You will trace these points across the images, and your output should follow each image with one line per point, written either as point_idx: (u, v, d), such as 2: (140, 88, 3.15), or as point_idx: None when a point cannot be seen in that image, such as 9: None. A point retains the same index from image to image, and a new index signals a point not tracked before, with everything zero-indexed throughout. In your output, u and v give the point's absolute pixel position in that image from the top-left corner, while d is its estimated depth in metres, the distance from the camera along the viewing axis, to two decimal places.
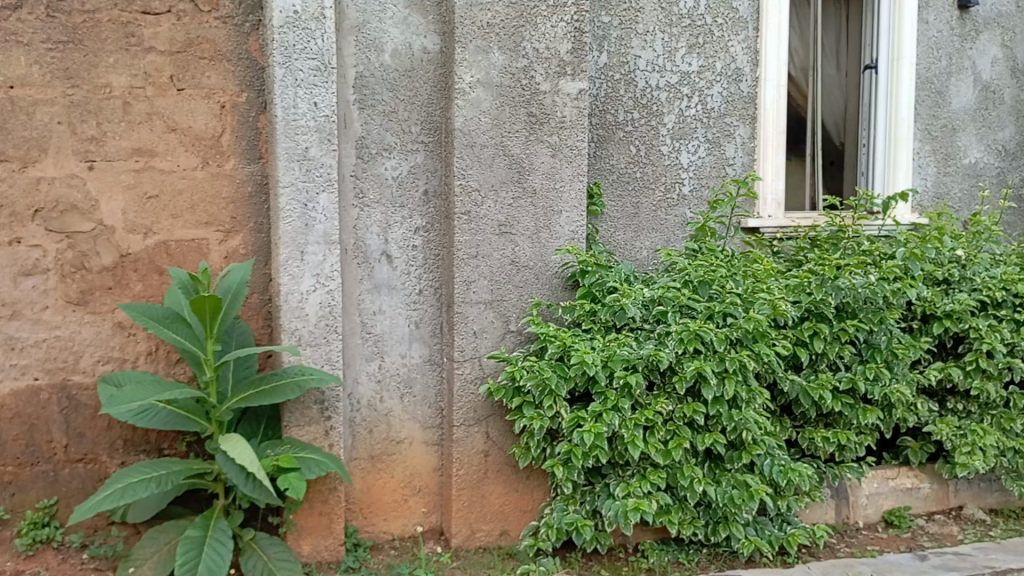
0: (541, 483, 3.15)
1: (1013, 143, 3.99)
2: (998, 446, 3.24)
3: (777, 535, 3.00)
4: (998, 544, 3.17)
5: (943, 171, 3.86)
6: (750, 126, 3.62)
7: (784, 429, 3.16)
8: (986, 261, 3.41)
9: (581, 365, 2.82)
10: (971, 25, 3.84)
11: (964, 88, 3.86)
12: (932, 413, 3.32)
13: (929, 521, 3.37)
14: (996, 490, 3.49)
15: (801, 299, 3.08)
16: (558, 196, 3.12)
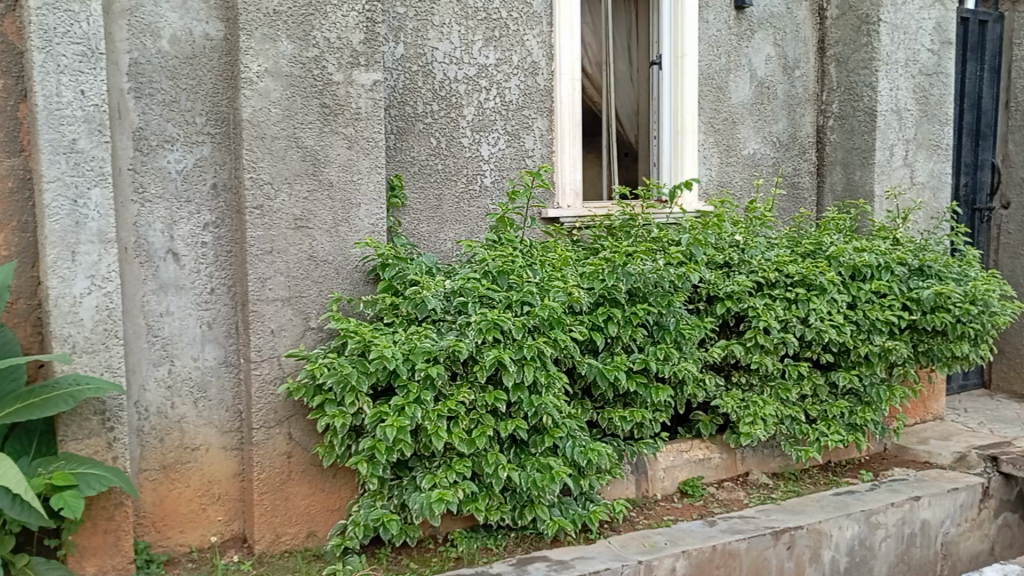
0: (349, 481, 3.11)
1: (786, 135, 4.33)
2: (777, 414, 3.55)
3: (580, 513, 3.11)
4: (778, 506, 3.45)
5: (725, 162, 4.15)
6: (547, 119, 3.73)
7: (585, 411, 3.29)
8: (761, 245, 3.70)
9: (381, 359, 2.78)
10: (747, 25, 4.14)
11: (742, 84, 4.16)
12: (719, 388, 3.56)
13: (719, 488, 3.63)
14: (777, 455, 3.80)
15: (595, 285, 3.21)
16: (355, 188, 3.06)
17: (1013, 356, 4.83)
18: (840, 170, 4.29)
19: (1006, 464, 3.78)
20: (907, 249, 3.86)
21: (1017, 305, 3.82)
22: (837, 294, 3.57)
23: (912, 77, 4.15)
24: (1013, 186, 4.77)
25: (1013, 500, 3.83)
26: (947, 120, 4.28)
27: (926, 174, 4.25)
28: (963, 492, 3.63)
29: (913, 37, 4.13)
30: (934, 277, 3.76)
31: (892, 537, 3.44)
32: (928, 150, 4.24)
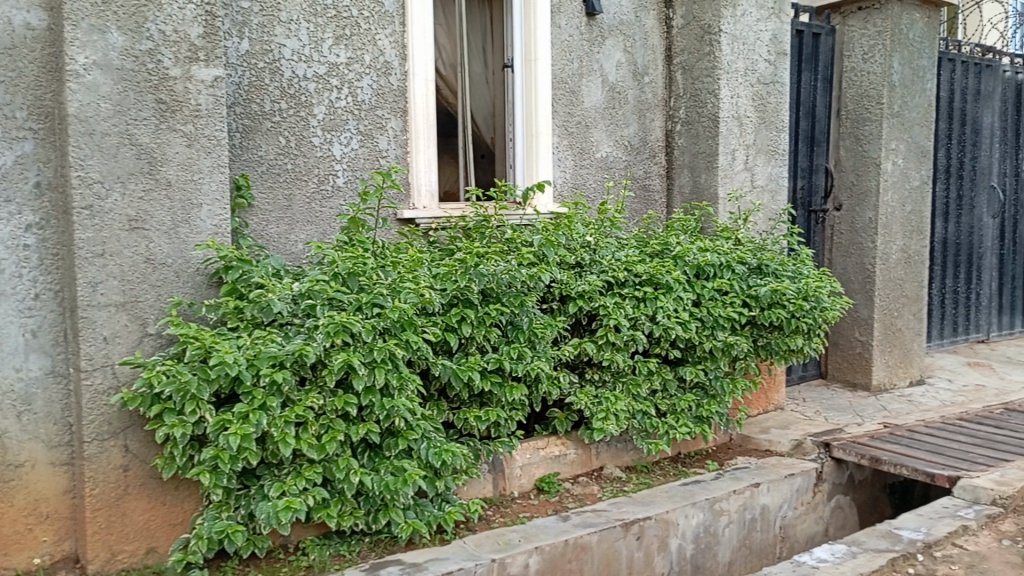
0: (192, 492, 2.98)
1: (636, 138, 4.48)
2: (628, 410, 3.66)
3: (435, 515, 3.10)
4: (629, 498, 3.56)
5: (579, 164, 4.25)
6: (401, 119, 3.71)
7: (440, 412, 3.29)
8: (611, 245, 3.82)
9: (222, 365, 2.68)
10: (598, 31, 4.26)
11: (594, 88, 4.27)
12: (573, 385, 3.64)
13: (574, 483, 3.72)
14: (630, 449, 3.93)
15: (447, 286, 3.20)
16: (196, 187, 2.94)
17: (846, 348, 5.14)
18: (687, 173, 4.48)
19: (837, 449, 4.04)
20: (747, 248, 4.08)
21: (845, 301, 4.10)
22: (682, 292, 3.73)
23: (751, 85, 4.39)
24: (844, 189, 5.11)
25: (844, 482, 4.10)
26: (783, 127, 4.54)
27: (765, 177, 4.50)
28: (798, 477, 3.86)
29: (751, 48, 4.36)
30: (771, 275, 3.99)
31: (735, 523, 3.61)
32: (766, 155, 4.49)
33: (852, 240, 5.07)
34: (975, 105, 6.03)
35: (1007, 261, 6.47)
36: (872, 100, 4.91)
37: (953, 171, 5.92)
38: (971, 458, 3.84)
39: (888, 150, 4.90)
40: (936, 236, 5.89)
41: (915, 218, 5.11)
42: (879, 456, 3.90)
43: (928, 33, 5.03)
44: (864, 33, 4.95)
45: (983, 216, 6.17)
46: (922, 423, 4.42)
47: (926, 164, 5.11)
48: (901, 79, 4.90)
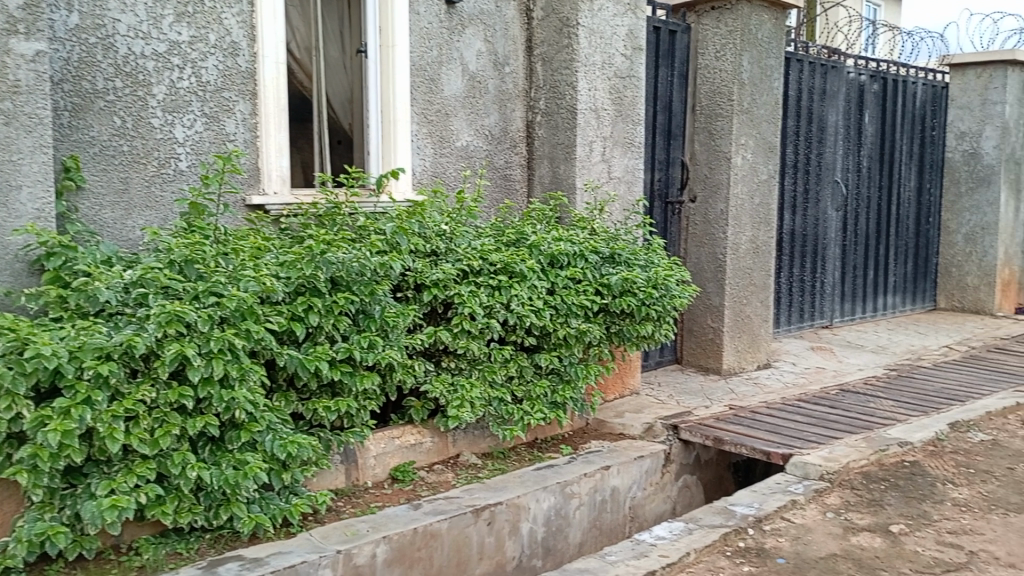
0: (13, 493, 2.79)
1: (497, 128, 4.50)
2: (484, 397, 3.69)
3: (281, 508, 3.03)
4: (482, 484, 3.59)
5: (438, 152, 4.24)
6: (250, 102, 3.58)
7: (288, 403, 3.21)
8: (467, 234, 3.84)
9: (40, 358, 2.53)
10: (457, 20, 4.25)
11: (454, 76, 4.27)
12: (429, 373, 3.64)
13: (429, 472, 3.71)
14: (487, 436, 3.97)
15: (292, 274, 3.13)
16: (15, 169, 2.76)
17: (700, 334, 5.36)
18: (546, 163, 4.54)
19: (684, 431, 4.22)
20: (601, 238, 4.18)
21: (692, 289, 4.28)
22: (536, 281, 3.78)
23: (607, 78, 4.49)
24: (698, 182, 5.32)
25: (692, 463, 4.29)
26: (638, 120, 4.67)
27: (621, 168, 4.62)
28: (647, 459, 4.01)
29: (607, 42, 4.47)
30: (623, 264, 4.11)
31: (586, 505, 3.71)
32: (623, 147, 4.62)
33: (705, 231, 5.29)
34: (821, 105, 6.39)
35: (849, 252, 6.91)
36: (723, 97, 5.13)
37: (800, 167, 6.27)
38: (805, 436, 4.08)
39: (738, 145, 5.13)
40: (784, 228, 6.22)
41: (763, 210, 5.37)
42: (722, 436, 4.11)
43: (776, 33, 5.27)
44: (716, 32, 5.16)
45: (828, 209, 6.56)
46: (765, 405, 4.67)
47: (773, 159, 5.37)
48: (751, 77, 5.13)
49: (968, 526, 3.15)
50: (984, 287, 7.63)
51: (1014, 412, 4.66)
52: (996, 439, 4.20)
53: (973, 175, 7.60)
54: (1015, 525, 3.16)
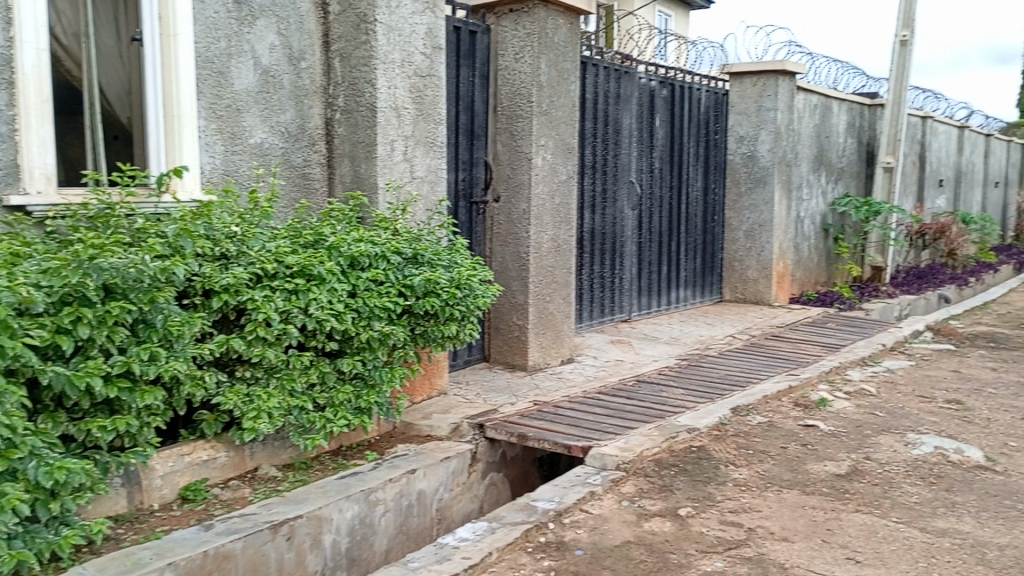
0: None
1: (294, 125, 4.31)
2: (283, 406, 3.52)
3: (49, 541, 2.74)
4: (282, 498, 3.43)
5: (230, 149, 4.01)
6: (6, 92, 3.21)
7: (57, 424, 2.91)
8: (260, 236, 3.65)
9: None
10: (247, 10, 4.03)
11: (244, 70, 4.04)
12: (221, 385, 3.42)
13: (223, 488, 3.50)
14: (288, 446, 3.81)
15: (56, 283, 2.84)
16: None
17: (506, 332, 5.44)
18: (347, 162, 4.42)
19: (490, 429, 4.27)
20: (403, 239, 4.11)
21: (495, 289, 4.32)
22: (336, 284, 3.66)
23: (407, 76, 4.44)
24: (501, 182, 5.39)
25: (498, 460, 4.34)
26: (440, 120, 4.66)
27: (423, 169, 4.59)
28: (453, 460, 4.01)
29: (407, 40, 4.42)
30: (426, 264, 4.07)
31: (391, 511, 3.65)
32: (425, 147, 4.59)
33: (509, 230, 5.37)
34: (616, 108, 6.69)
35: (644, 249, 7.28)
36: (523, 98, 5.23)
37: (598, 168, 6.53)
38: (603, 428, 4.25)
39: (538, 146, 5.24)
40: (584, 226, 6.45)
41: (564, 210, 5.53)
42: (526, 432, 4.19)
43: (571, 38, 5.44)
44: (515, 34, 5.25)
45: (624, 208, 6.89)
46: (567, 399, 4.82)
47: (572, 160, 5.55)
48: (548, 80, 5.26)
49: (747, 504, 3.39)
50: (763, 280, 8.30)
51: (787, 395, 5.10)
52: (771, 421, 4.57)
53: (751, 176, 8.25)
54: (786, 501, 3.44)
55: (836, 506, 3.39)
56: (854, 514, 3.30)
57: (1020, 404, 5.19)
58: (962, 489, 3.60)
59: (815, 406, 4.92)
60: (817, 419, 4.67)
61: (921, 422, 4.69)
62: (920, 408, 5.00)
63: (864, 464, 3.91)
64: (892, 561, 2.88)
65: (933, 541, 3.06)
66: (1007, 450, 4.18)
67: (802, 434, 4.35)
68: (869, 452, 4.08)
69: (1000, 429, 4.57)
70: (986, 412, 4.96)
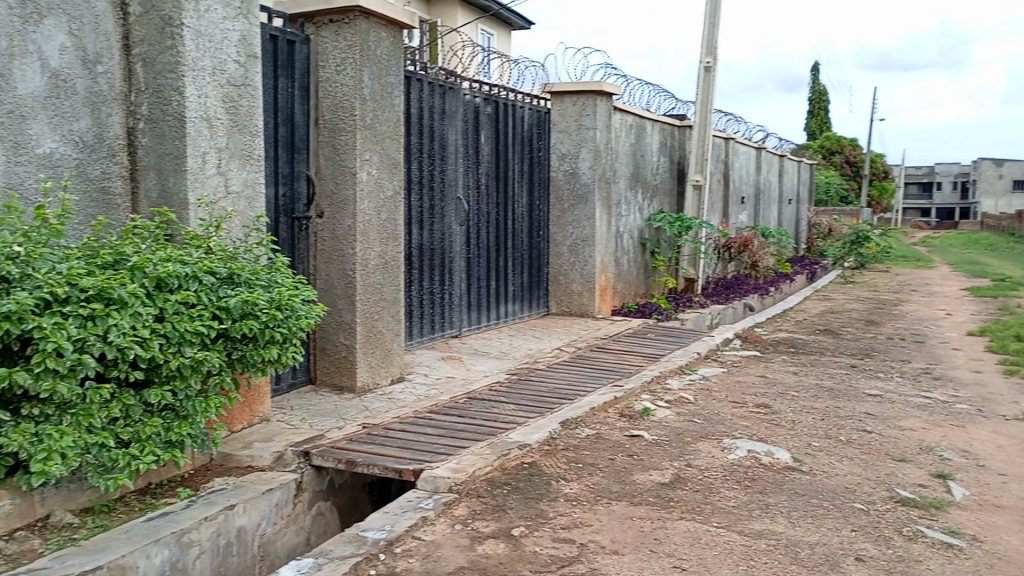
0: None
1: (90, 134, 3.91)
2: (80, 445, 3.17)
3: None
4: (78, 548, 3.07)
5: (13, 160, 3.56)
6: None
7: None
8: (49, 257, 3.28)
9: None
10: (32, 7, 3.61)
11: (30, 72, 3.61)
12: (3, 425, 3.03)
13: (8, 541, 3.10)
14: (86, 488, 3.44)
15: None
16: None
17: (333, 352, 5.23)
18: (153, 175, 4.08)
19: (316, 457, 4.08)
20: (217, 257, 3.84)
21: (319, 309, 4.14)
22: (141, 307, 3.34)
23: (219, 86, 4.19)
24: (325, 197, 5.21)
25: (325, 488, 4.15)
26: (256, 132, 4.44)
27: (239, 183, 4.34)
28: (276, 492, 3.78)
29: (218, 47, 4.17)
30: (242, 285, 3.82)
31: (207, 552, 3.36)
32: (240, 160, 4.34)
33: (334, 247, 5.19)
34: (441, 123, 6.66)
35: (473, 264, 7.28)
36: (345, 111, 5.08)
37: (424, 184, 6.47)
38: (435, 449, 4.16)
39: (362, 161, 5.10)
40: (412, 242, 6.35)
41: (390, 226, 5.42)
42: (354, 458, 4.03)
43: (394, 52, 5.36)
44: (335, 45, 5.10)
45: (452, 224, 6.86)
46: (397, 420, 4.69)
47: (398, 175, 5.45)
48: (371, 93, 5.14)
49: (579, 519, 3.42)
50: (587, 293, 8.55)
51: (612, 406, 5.24)
52: (599, 432, 4.67)
53: (573, 193, 8.48)
54: (615, 513, 3.50)
55: (662, 515, 3.49)
56: (679, 522, 3.40)
57: (819, 406, 5.61)
58: (775, 491, 3.82)
59: (639, 416, 5.08)
60: (642, 428, 4.82)
61: (735, 427, 4.95)
62: (733, 413, 5.28)
63: (686, 471, 4.06)
64: (715, 566, 2.99)
65: (751, 543, 3.21)
66: (811, 450, 4.49)
67: (627, 445, 4.47)
68: (689, 459, 4.25)
69: (804, 430, 4.91)
70: (790, 414, 5.32)
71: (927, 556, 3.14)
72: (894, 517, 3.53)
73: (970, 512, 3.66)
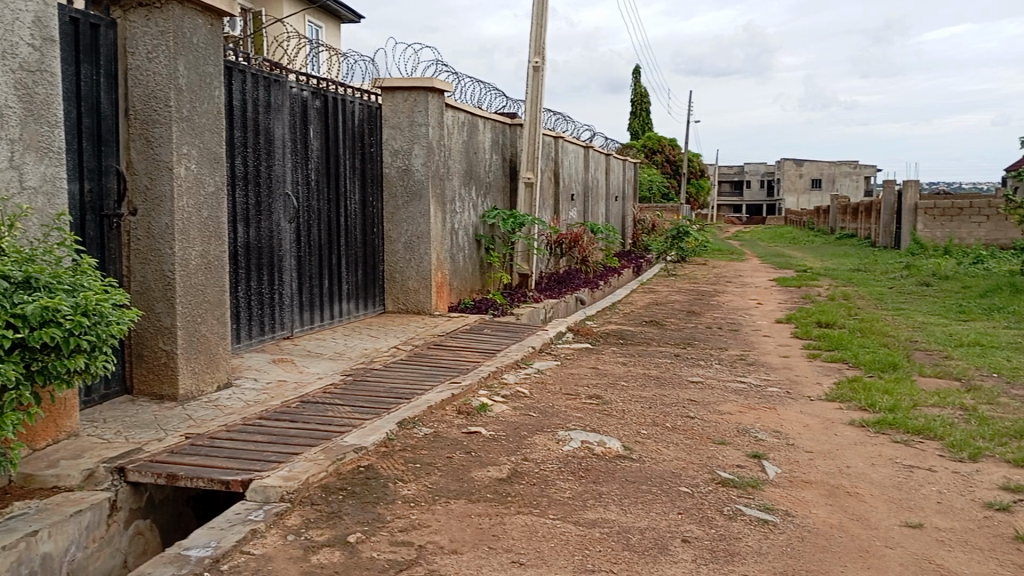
0: None
1: None
2: None
3: None
4: None
5: None
6: None
7: None
8: None
9: None
10: None
11: None
12: None
13: None
14: None
15: None
16: None
17: (150, 359, 4.89)
18: None
19: (133, 472, 3.79)
20: (9, 260, 3.47)
21: (132, 313, 3.84)
22: None
23: (10, 71, 3.79)
24: (138, 193, 4.84)
25: (143, 505, 3.87)
26: (56, 123, 4.06)
27: (36, 178, 3.95)
28: (87, 513, 3.48)
29: (7, 28, 3.77)
30: (41, 289, 3.47)
31: None
32: (37, 153, 3.95)
33: (149, 247, 4.84)
34: (266, 117, 6.38)
35: (304, 263, 7.05)
36: (159, 102, 4.75)
37: (250, 179, 6.18)
38: (264, 456, 3.98)
39: (179, 155, 4.80)
40: (237, 240, 6.05)
41: (212, 224, 5.13)
42: (176, 472, 3.78)
43: (212, 41, 5.08)
44: (146, 31, 4.76)
45: (280, 221, 6.60)
46: (224, 428, 4.45)
47: (219, 170, 5.17)
48: (188, 83, 4.85)
49: (417, 521, 3.37)
50: (423, 290, 8.50)
51: (449, 403, 5.22)
52: (436, 431, 4.63)
53: (406, 189, 8.38)
54: (454, 512, 3.48)
55: (500, 510, 3.50)
56: (517, 517, 3.43)
57: (646, 394, 5.85)
58: (607, 479, 3.93)
59: (476, 412, 5.09)
60: (479, 425, 4.84)
61: (569, 418, 5.07)
62: (567, 406, 5.40)
63: (523, 465, 4.11)
64: (552, 558, 3.04)
65: (586, 532, 3.29)
66: (640, 438, 4.67)
67: (465, 442, 4.46)
68: (526, 453, 4.31)
69: (633, 419, 5.10)
70: (620, 404, 5.52)
71: (746, 533, 3.34)
72: (716, 498, 3.73)
73: (782, 489, 3.94)
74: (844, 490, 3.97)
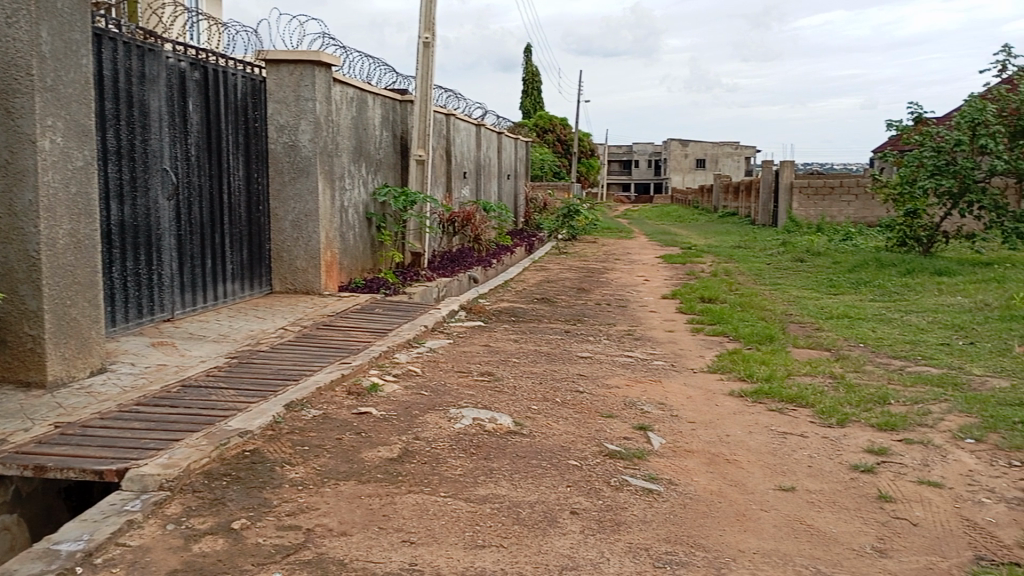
0: None
1: None
2: None
3: None
4: None
5: None
6: None
7: None
8: None
9: None
10: None
11: None
12: None
13: None
14: None
15: None
16: None
17: (14, 345, 4.58)
18: None
19: None
20: None
21: None
22: None
23: None
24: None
25: (8, 500, 3.64)
26: None
27: None
28: None
29: None
30: None
31: None
32: None
33: (11, 225, 4.52)
34: (140, 89, 6.05)
35: (184, 242, 6.75)
36: (20, 70, 4.42)
37: (123, 154, 5.86)
38: (142, 444, 3.81)
39: (43, 127, 4.49)
40: (110, 218, 5.74)
41: (82, 200, 4.84)
42: (44, 463, 3.57)
43: (78, 5, 4.76)
44: None
45: (158, 198, 6.30)
46: (97, 416, 4.23)
47: (89, 144, 4.87)
48: (52, 51, 4.54)
49: (305, 504, 3.31)
50: (311, 270, 8.31)
51: (339, 384, 5.13)
52: (325, 413, 4.55)
53: (293, 165, 8.14)
54: (343, 494, 3.42)
55: (390, 490, 3.48)
56: (407, 496, 3.41)
57: (536, 371, 5.92)
58: (498, 456, 3.96)
59: (366, 392, 5.03)
60: (369, 405, 4.78)
61: (460, 396, 5.08)
62: (458, 383, 5.41)
63: (413, 444, 4.09)
64: (442, 535, 3.04)
65: (476, 508, 3.31)
66: (530, 414, 4.73)
67: (355, 423, 4.40)
68: (416, 432, 4.29)
69: (524, 395, 5.16)
70: (511, 380, 5.57)
71: (631, 503, 3.44)
72: (603, 470, 3.82)
73: (666, 459, 4.07)
74: (724, 458, 4.14)
